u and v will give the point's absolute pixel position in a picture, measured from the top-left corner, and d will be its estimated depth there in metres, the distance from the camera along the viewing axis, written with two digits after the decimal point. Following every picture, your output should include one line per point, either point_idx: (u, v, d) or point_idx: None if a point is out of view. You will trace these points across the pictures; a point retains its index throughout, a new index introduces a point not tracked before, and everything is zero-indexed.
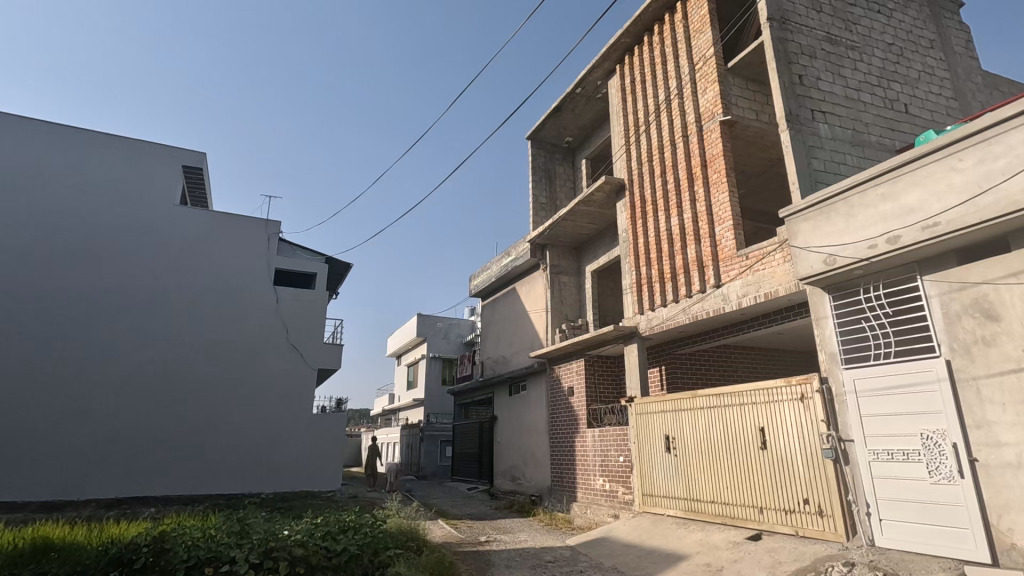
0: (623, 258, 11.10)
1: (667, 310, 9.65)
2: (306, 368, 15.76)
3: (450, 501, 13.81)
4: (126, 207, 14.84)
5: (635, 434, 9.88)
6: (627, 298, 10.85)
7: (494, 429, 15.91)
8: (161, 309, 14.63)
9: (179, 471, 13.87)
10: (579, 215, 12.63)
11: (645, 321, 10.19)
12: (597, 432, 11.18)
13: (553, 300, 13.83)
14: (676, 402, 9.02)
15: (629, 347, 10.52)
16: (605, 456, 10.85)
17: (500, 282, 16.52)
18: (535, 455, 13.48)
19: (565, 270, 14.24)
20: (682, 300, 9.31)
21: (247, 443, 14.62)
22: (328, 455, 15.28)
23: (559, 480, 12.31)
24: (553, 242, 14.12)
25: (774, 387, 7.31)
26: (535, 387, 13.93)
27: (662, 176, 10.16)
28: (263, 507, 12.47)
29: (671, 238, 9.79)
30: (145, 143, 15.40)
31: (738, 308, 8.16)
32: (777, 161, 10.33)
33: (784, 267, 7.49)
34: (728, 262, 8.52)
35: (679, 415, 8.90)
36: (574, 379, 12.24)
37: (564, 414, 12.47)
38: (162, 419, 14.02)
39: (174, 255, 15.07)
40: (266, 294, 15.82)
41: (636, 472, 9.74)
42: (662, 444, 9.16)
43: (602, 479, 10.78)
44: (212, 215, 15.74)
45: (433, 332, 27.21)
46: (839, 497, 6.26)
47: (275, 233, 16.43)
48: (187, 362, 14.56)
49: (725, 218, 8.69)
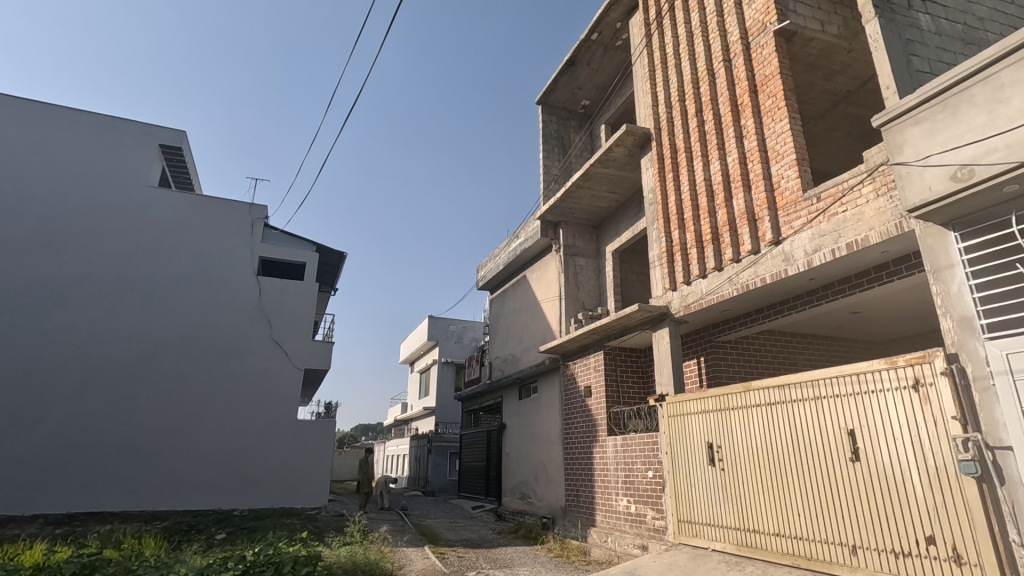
0: (650, 224, 8.97)
1: (707, 282, 7.50)
2: (291, 367, 14.00)
3: (447, 523, 11.74)
4: (96, 189, 13.45)
5: (667, 441, 7.73)
6: (654, 272, 8.69)
7: (502, 438, 13.82)
8: (128, 301, 13.08)
9: (142, 484, 12.16)
10: (597, 181, 10.61)
11: (678, 299, 8.02)
12: (619, 440, 9.04)
13: (568, 286, 11.80)
14: (719, 399, 6.88)
15: (658, 333, 8.37)
16: (629, 471, 8.69)
17: (509, 270, 14.55)
18: (547, 468, 11.35)
19: (582, 251, 12.19)
20: (727, 266, 7.15)
21: (220, 453, 12.85)
22: (314, 467, 13.40)
23: (575, 500, 10.15)
24: (567, 219, 12.12)
25: (866, 372, 5.12)
26: (547, 388, 11.83)
27: (698, 116, 8.08)
28: (227, 528, 10.61)
29: (710, 192, 7.66)
30: (117, 120, 14.04)
31: (808, 267, 5.98)
32: (846, 95, 8.18)
33: (876, 203, 5.33)
34: (792, 209, 6.35)
35: (726, 416, 6.73)
36: (592, 376, 10.12)
37: (580, 420, 10.34)
38: (125, 423, 12.38)
39: (146, 241, 13.57)
40: (248, 285, 14.19)
41: (670, 488, 7.59)
42: (703, 454, 6.99)
43: (626, 499, 8.62)
44: (194, 198, 14.26)
45: (445, 336, 25.42)
46: (992, 537, 4.05)
47: (260, 218, 14.85)
48: (156, 359, 12.95)
49: (785, 154, 6.54)
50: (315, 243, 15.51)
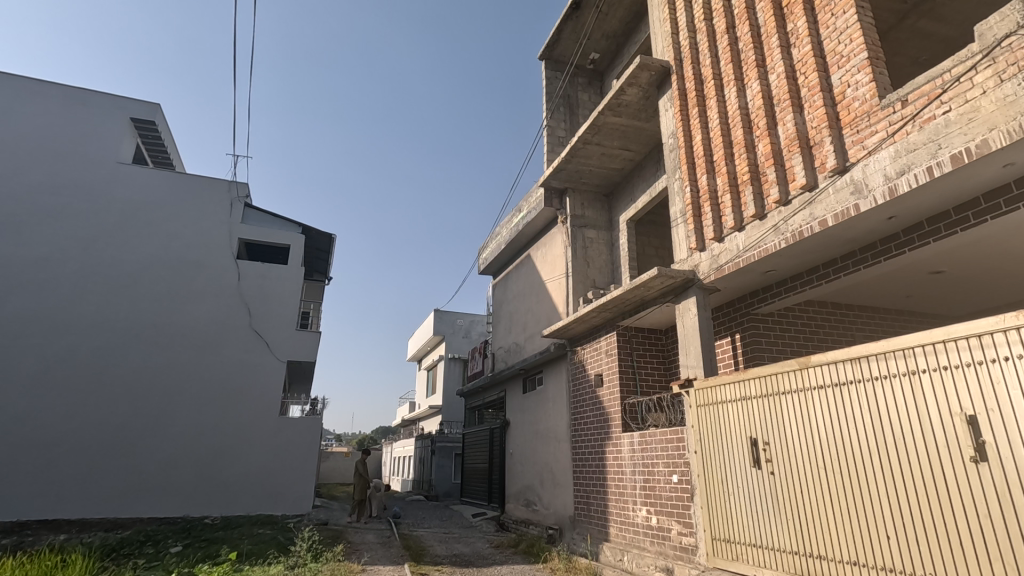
0: (671, 175, 7.37)
1: (746, 234, 5.90)
2: (272, 359, 12.67)
3: (440, 533, 10.27)
4: (59, 166, 12.34)
5: (694, 438, 6.17)
6: (676, 232, 7.10)
7: (506, 437, 12.31)
8: (92, 286, 11.91)
9: (101, 488, 10.91)
10: (607, 134, 9.06)
11: (707, 260, 6.44)
12: (636, 437, 7.47)
13: (576, 261, 10.25)
14: (764, 381, 5.32)
15: (683, 304, 6.77)
16: (648, 475, 7.12)
17: (512, 250, 13.06)
18: (553, 471, 9.82)
19: (592, 222, 10.64)
20: (773, 211, 5.55)
21: (191, 454, 11.57)
22: (297, 469, 12.03)
23: (585, 508, 8.60)
24: (575, 185, 10.58)
25: (996, 333, 3.56)
26: (553, 379, 10.29)
27: (730, 31, 6.50)
28: (184, 540, 9.28)
29: (748, 122, 6.07)
30: (84, 91, 12.93)
31: (890, 197, 4.36)
32: (916, 3, 6.58)
33: (996, 92, 3.74)
34: (863, 124, 4.74)
35: (776, 403, 5.16)
36: (603, 362, 8.56)
37: (589, 414, 8.79)
38: (85, 420, 11.18)
39: (114, 222, 12.39)
40: (226, 269, 12.93)
41: (700, 495, 6.04)
42: (744, 452, 5.43)
43: (645, 509, 7.07)
44: (168, 175, 13.05)
45: (452, 330, 24.09)
46: None
47: (241, 196, 13.57)
48: (122, 350, 11.74)
49: (852, 55, 4.93)
50: (301, 224, 14.17)
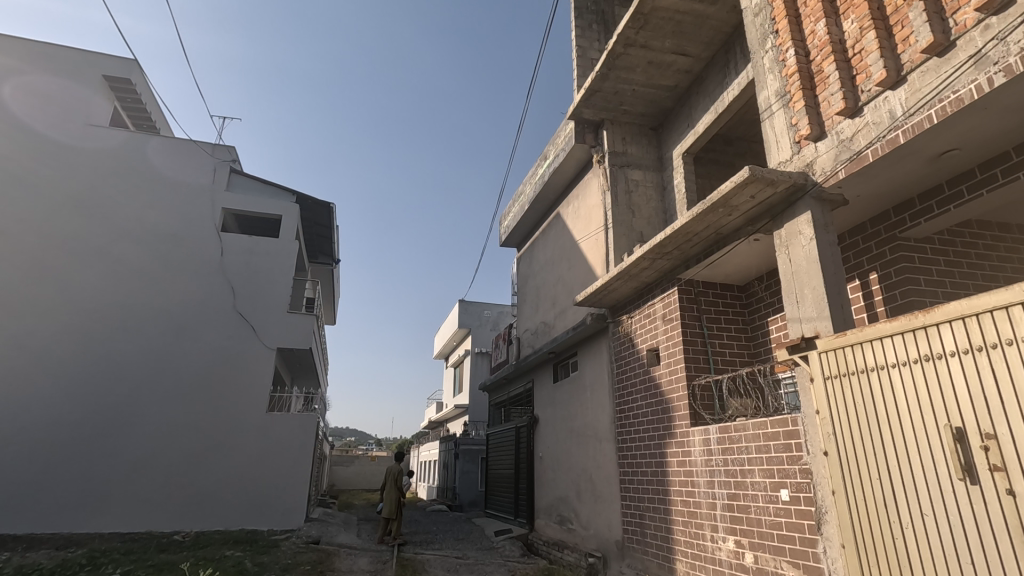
0: (757, 45, 4.99)
1: (911, 86, 3.51)
2: (258, 346, 10.75)
3: (451, 558, 8.13)
4: (20, 131, 10.87)
5: (823, 430, 3.80)
6: (771, 125, 4.75)
7: (534, 437, 10.07)
8: (54, 262, 10.38)
9: (55, 496, 9.27)
10: (656, 29, 6.77)
11: (831, 148, 4.07)
12: (714, 432, 5.13)
13: (617, 208, 7.95)
14: (976, 324, 2.91)
15: (790, 227, 4.38)
16: (736, 489, 4.77)
17: (538, 211, 10.85)
18: (593, 480, 7.54)
19: (637, 160, 8.32)
20: (972, 29, 3.17)
21: (163, 457, 9.80)
22: (286, 475, 10.08)
23: (639, 531, 6.27)
24: (614, 113, 8.29)
25: None
26: (591, 361, 8.00)
27: None
28: (129, 565, 7.42)
29: None
30: (53, 47, 11.61)
31: None
32: None
33: None
34: None
35: (1006, 361, 2.74)
36: (660, 329, 6.22)
37: (642, 401, 6.48)
38: (41, 417, 9.59)
39: (83, 190, 10.87)
40: (209, 243, 11.20)
41: (836, 523, 3.69)
42: (935, 453, 3.03)
43: (734, 539, 4.73)
44: (146, 138, 11.49)
45: (479, 323, 22.09)
46: None
47: (226, 161, 11.87)
48: (85, 335, 10.14)
49: None
50: (295, 192, 12.29)
